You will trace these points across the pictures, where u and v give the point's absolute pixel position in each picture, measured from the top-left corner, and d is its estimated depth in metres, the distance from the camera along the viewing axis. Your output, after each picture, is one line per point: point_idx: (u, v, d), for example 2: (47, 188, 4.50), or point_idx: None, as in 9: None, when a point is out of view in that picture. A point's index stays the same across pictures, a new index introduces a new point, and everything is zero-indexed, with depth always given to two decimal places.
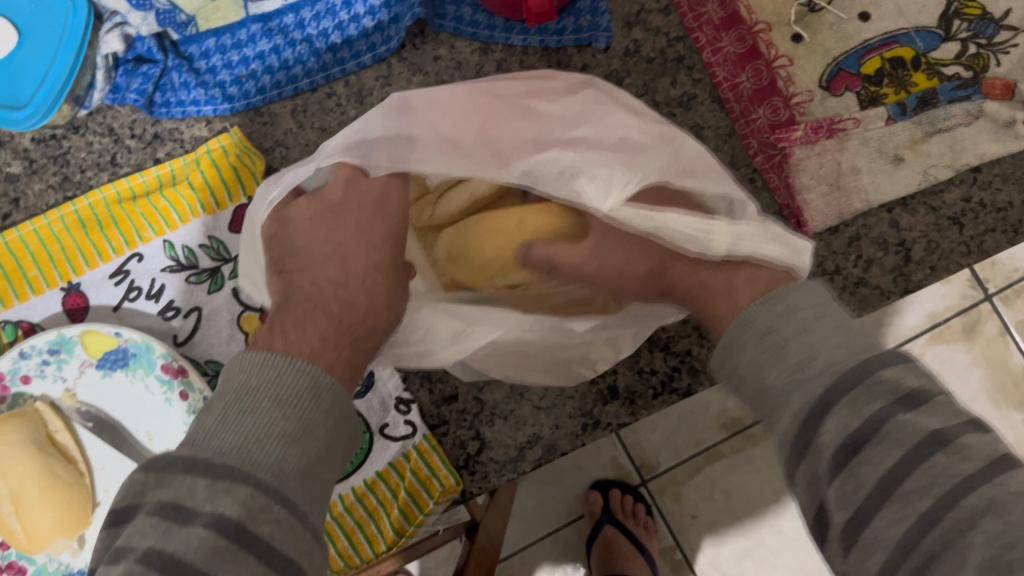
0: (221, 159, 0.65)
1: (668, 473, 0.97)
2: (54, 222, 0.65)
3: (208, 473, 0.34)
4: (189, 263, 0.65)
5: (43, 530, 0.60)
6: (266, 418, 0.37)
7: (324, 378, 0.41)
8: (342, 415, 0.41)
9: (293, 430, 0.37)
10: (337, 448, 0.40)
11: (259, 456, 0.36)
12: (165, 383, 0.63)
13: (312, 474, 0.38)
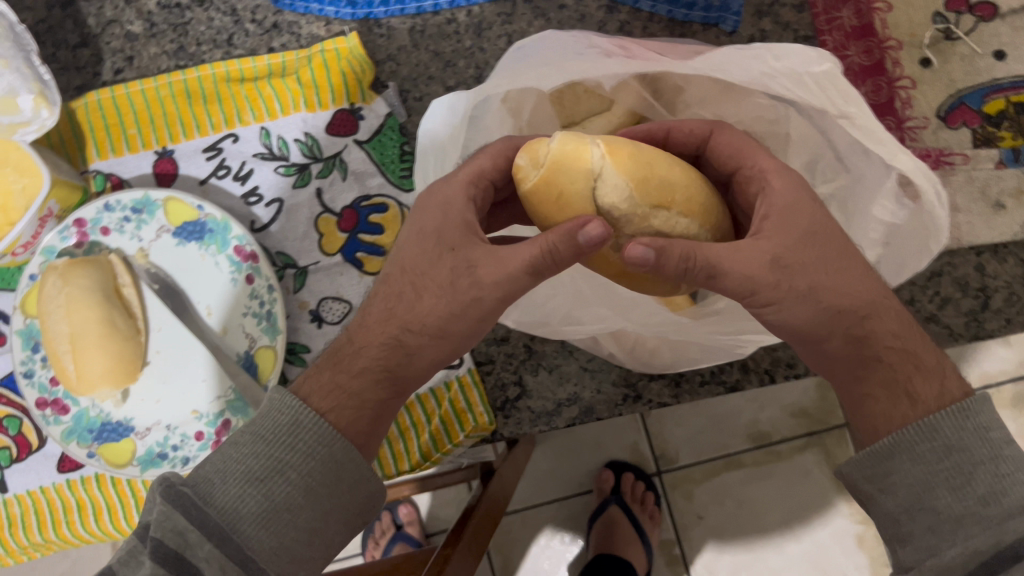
0: (333, 61, 0.65)
1: (685, 470, 1.11)
2: (161, 87, 0.67)
3: (174, 502, 0.39)
4: (280, 155, 0.67)
5: (93, 374, 0.62)
6: (245, 458, 0.41)
7: (311, 417, 0.43)
8: (341, 465, 0.43)
9: (258, 471, 0.41)
10: (342, 486, 0.43)
11: (215, 495, 0.40)
12: (235, 264, 0.65)
13: (272, 522, 0.40)
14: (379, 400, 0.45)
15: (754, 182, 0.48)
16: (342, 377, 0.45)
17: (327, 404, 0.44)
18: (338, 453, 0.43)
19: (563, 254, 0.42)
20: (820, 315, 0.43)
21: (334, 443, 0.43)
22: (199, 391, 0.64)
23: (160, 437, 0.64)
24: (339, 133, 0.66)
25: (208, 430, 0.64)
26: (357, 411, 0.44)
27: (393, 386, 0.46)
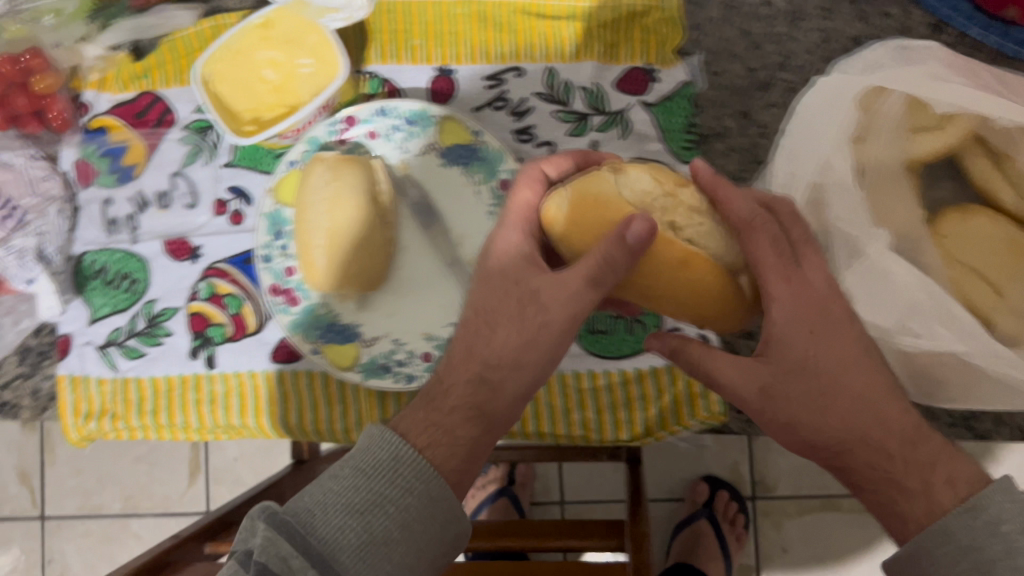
0: (640, 15, 0.63)
1: (783, 499, 0.95)
2: (457, 6, 0.66)
3: (266, 519, 0.38)
4: (562, 100, 0.64)
5: (342, 271, 0.62)
6: (345, 491, 0.41)
7: (411, 453, 0.42)
8: (436, 502, 0.42)
9: (360, 504, 0.40)
10: (435, 527, 0.42)
11: (318, 526, 0.39)
12: (496, 198, 0.64)
13: (370, 554, 0.39)
14: (474, 439, 0.45)
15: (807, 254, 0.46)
16: (436, 415, 0.45)
17: (424, 442, 0.44)
18: (436, 491, 0.42)
19: (620, 262, 0.43)
20: (801, 312, 0.44)
21: (432, 483, 0.42)
22: (434, 315, 0.65)
23: (384, 350, 0.65)
24: (628, 91, 0.63)
25: (436, 353, 0.65)
26: (447, 447, 0.44)
27: (482, 428, 0.45)
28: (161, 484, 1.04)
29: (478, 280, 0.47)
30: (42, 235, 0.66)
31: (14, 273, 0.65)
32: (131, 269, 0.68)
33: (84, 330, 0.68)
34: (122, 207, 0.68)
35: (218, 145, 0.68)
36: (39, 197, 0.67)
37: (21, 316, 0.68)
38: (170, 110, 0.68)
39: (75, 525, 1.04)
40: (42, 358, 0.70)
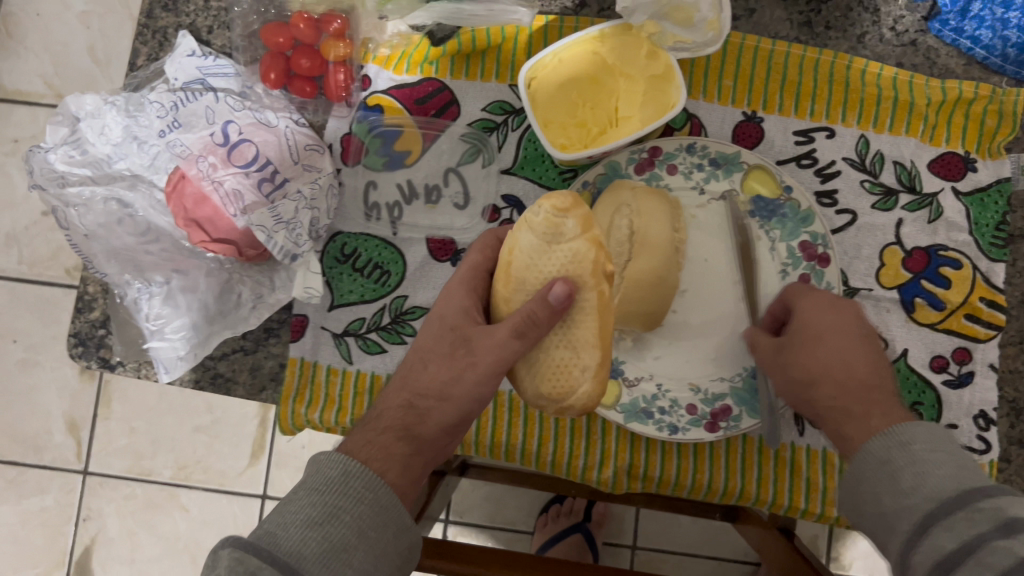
0: (970, 101, 0.62)
1: None
2: (778, 53, 0.63)
3: (238, 546, 0.37)
4: (871, 170, 0.63)
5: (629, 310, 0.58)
6: (304, 508, 0.40)
7: (360, 467, 0.42)
8: (387, 510, 0.41)
9: (318, 516, 0.39)
10: (385, 535, 0.41)
11: (283, 540, 0.38)
12: (792, 258, 0.62)
13: (333, 561, 0.38)
14: (413, 463, 0.45)
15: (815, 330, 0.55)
16: (372, 434, 0.45)
17: (365, 456, 0.43)
18: (385, 498, 0.41)
19: (542, 320, 0.42)
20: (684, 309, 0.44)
21: (380, 488, 0.42)
22: (703, 366, 0.62)
23: (647, 394, 0.61)
24: (942, 174, 0.63)
25: (701, 406, 0.61)
26: (388, 459, 0.44)
27: (413, 441, 0.45)
28: (218, 457, 0.95)
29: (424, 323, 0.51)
30: (312, 205, 0.63)
31: (281, 243, 0.61)
32: (384, 259, 0.64)
33: (320, 316, 0.64)
34: (386, 193, 0.66)
35: (500, 149, 0.64)
36: (302, 166, 0.63)
37: (261, 291, 0.64)
38: (455, 104, 0.65)
39: (118, 486, 0.94)
40: (268, 335, 0.65)
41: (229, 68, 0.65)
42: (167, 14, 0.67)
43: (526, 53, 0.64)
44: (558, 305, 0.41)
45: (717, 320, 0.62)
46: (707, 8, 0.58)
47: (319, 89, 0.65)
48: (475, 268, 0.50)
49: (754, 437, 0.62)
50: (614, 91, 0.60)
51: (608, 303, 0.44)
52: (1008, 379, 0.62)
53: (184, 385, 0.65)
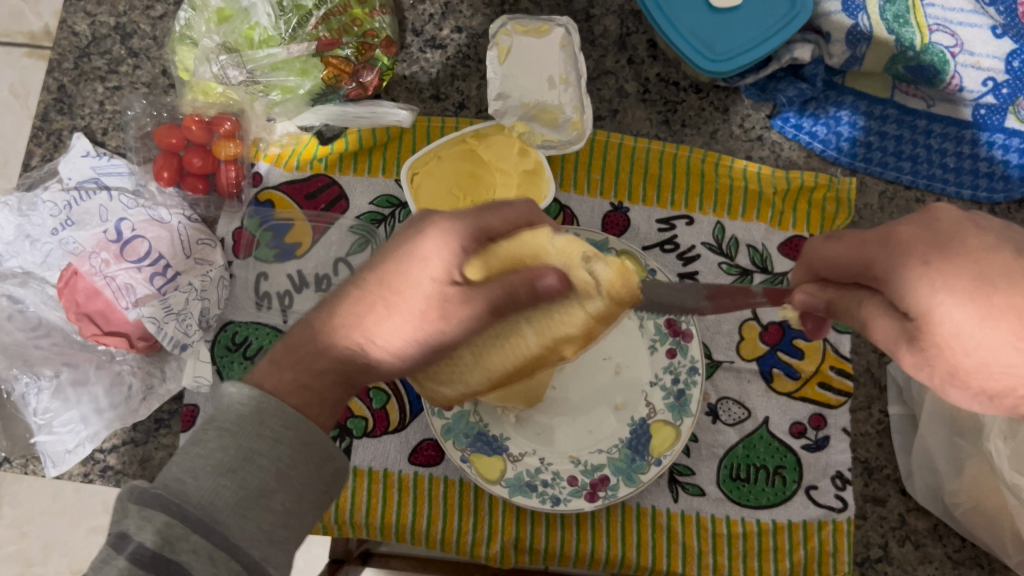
0: (813, 188, 0.69)
1: None
2: (640, 149, 0.71)
3: (137, 498, 0.35)
4: (727, 252, 0.69)
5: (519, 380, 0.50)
6: (215, 450, 0.38)
7: (276, 403, 0.39)
8: (308, 446, 0.40)
9: (232, 462, 0.38)
10: (309, 469, 0.40)
11: (191, 491, 0.36)
12: (659, 334, 0.67)
13: (249, 509, 0.37)
14: (336, 399, 0.42)
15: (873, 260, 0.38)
16: (308, 375, 0.41)
17: (297, 401, 0.40)
18: (307, 437, 0.40)
19: (520, 298, 0.41)
20: (908, 243, 0.37)
21: (301, 426, 0.40)
22: (582, 440, 0.66)
23: (531, 468, 0.64)
24: (793, 256, 0.69)
25: (581, 478, 0.64)
26: (311, 397, 0.41)
27: (348, 385, 0.42)
28: None
29: (401, 229, 0.43)
30: (202, 296, 0.65)
31: (170, 333, 0.63)
32: (275, 346, 0.66)
33: (211, 403, 0.64)
34: (276, 283, 0.68)
35: (387, 240, 0.67)
36: (194, 260, 0.66)
37: (151, 381, 0.65)
38: (344, 198, 0.68)
39: None
40: (158, 427, 0.65)
41: (123, 167, 0.68)
42: (61, 117, 0.70)
43: (409, 151, 0.69)
44: (543, 294, 0.40)
45: (595, 396, 0.67)
46: (570, 110, 0.64)
47: (211, 186, 0.68)
48: (481, 224, 0.43)
49: (633, 506, 0.66)
50: (491, 185, 0.64)
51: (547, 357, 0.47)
52: (861, 442, 0.68)
53: (75, 478, 0.65)
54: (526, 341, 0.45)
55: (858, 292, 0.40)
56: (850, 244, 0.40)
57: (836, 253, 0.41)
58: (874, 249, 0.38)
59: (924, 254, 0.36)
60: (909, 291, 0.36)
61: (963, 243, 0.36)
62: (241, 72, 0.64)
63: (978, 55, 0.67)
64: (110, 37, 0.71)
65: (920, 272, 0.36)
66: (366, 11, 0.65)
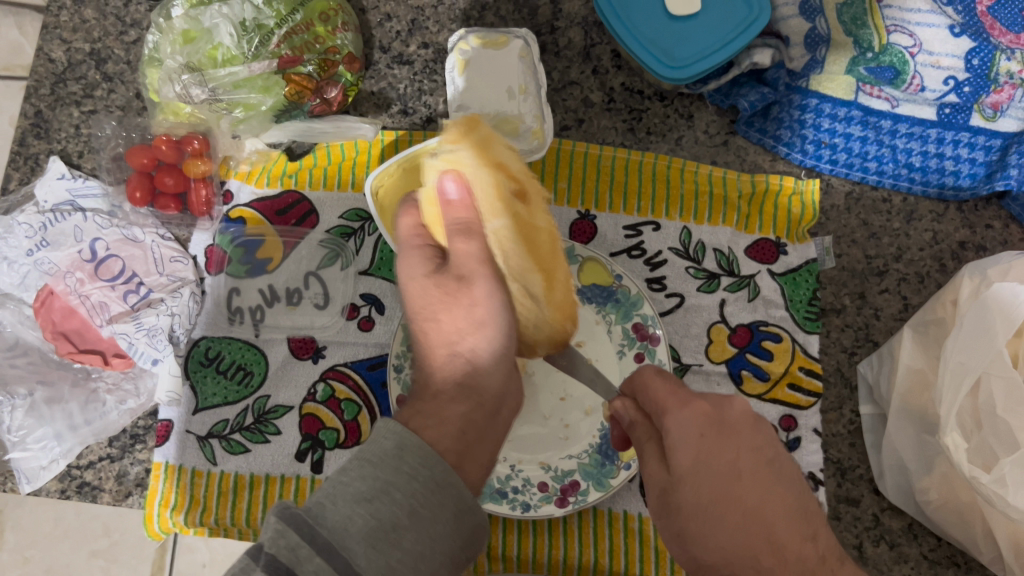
0: (777, 192, 0.70)
1: None
2: (605, 157, 0.71)
3: (279, 517, 0.36)
4: (695, 257, 0.69)
5: (546, 248, 0.50)
6: (354, 481, 0.39)
7: (417, 441, 0.41)
8: (443, 489, 0.40)
9: (368, 492, 0.38)
10: (445, 515, 0.40)
11: (327, 516, 0.37)
12: (628, 340, 0.67)
13: (377, 541, 0.37)
14: (467, 416, 0.45)
15: (709, 433, 0.44)
16: (425, 407, 0.45)
17: (417, 427, 0.43)
18: (441, 474, 0.40)
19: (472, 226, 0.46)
20: (692, 419, 0.44)
21: (437, 466, 0.40)
22: (553, 447, 0.66)
23: (501, 475, 0.64)
24: (759, 259, 0.69)
25: (552, 484, 0.65)
26: (437, 421, 0.43)
27: (474, 403, 0.45)
28: None
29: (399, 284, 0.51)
30: (172, 313, 0.66)
31: (143, 350, 0.65)
32: (247, 360, 0.67)
33: (185, 420, 0.65)
34: (248, 298, 0.70)
35: (357, 253, 0.69)
36: (167, 277, 0.68)
37: (125, 397, 0.66)
38: (314, 212, 0.69)
39: None
40: (134, 442, 0.66)
41: (98, 189, 0.70)
42: (38, 141, 0.72)
43: (377, 165, 0.70)
44: (460, 199, 0.46)
45: (566, 403, 0.68)
46: (530, 121, 0.65)
47: (183, 206, 0.69)
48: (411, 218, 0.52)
49: (604, 511, 0.66)
50: None
51: (531, 223, 0.49)
52: (832, 442, 0.67)
53: (52, 495, 0.65)
54: (497, 228, 0.48)
55: (655, 427, 0.48)
56: (663, 386, 0.47)
57: (665, 402, 0.46)
58: (671, 404, 0.46)
59: (700, 429, 0.44)
60: (691, 455, 0.43)
61: (737, 435, 0.44)
62: (204, 90, 0.65)
63: (938, 54, 0.68)
64: (84, 63, 0.73)
65: (697, 442, 0.43)
66: (329, 29, 0.68)
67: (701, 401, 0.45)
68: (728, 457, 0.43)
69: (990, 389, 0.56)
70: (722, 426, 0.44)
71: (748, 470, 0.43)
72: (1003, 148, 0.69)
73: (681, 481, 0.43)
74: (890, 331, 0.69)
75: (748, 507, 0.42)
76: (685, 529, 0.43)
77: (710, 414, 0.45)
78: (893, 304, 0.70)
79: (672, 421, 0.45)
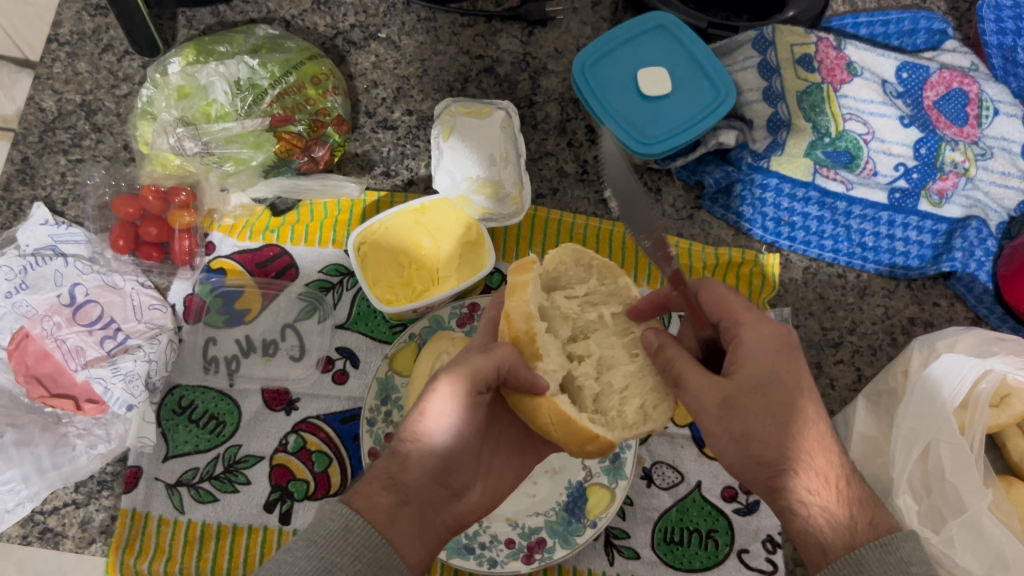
0: (739, 264, 0.74)
1: None
2: (578, 226, 0.75)
3: None
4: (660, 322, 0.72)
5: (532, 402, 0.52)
6: (300, 561, 0.42)
7: (361, 526, 0.44)
8: (387, 571, 0.44)
9: (313, 572, 0.42)
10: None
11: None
12: None
13: None
14: (414, 529, 0.46)
15: (763, 352, 0.49)
16: (378, 484, 0.47)
17: (364, 513, 0.45)
18: (382, 559, 0.44)
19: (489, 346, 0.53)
20: (769, 336, 0.50)
21: (380, 550, 0.44)
22: (521, 503, 0.67)
23: (469, 530, 0.65)
24: None
25: (519, 540, 0.66)
26: (383, 517, 0.45)
27: (404, 496, 0.47)
28: None
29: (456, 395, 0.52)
30: (149, 359, 0.66)
31: (118, 395, 0.64)
32: (220, 410, 0.67)
33: (154, 467, 0.65)
34: (225, 347, 0.70)
35: (335, 307, 0.70)
36: (146, 325, 0.68)
37: (95, 442, 0.65)
38: (294, 266, 0.71)
39: None
40: (101, 488, 0.66)
41: (81, 236, 0.71)
42: (23, 187, 0.73)
43: (358, 223, 0.72)
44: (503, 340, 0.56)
45: (534, 460, 0.69)
46: (509, 187, 0.69)
47: (165, 255, 0.71)
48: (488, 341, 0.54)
49: (569, 569, 0.67)
50: (432, 254, 0.68)
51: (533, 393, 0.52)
52: None
53: (12, 541, 0.65)
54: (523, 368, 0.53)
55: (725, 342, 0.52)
56: (744, 304, 0.52)
57: (756, 314, 0.51)
58: (749, 320, 0.50)
59: (771, 344, 0.49)
60: (752, 367, 0.49)
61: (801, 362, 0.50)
62: (197, 144, 0.68)
63: (889, 142, 0.73)
64: (74, 113, 0.75)
65: (770, 357, 0.49)
66: (319, 92, 0.71)
67: (765, 323, 0.50)
68: (786, 370, 0.49)
69: (939, 456, 0.58)
70: (779, 348, 0.49)
71: (789, 376, 0.49)
72: (947, 232, 0.74)
73: (745, 386, 0.48)
74: (844, 400, 0.72)
75: (826, 438, 0.48)
76: (744, 424, 0.48)
77: (758, 325, 0.50)
78: (848, 374, 0.73)
79: (746, 344, 0.49)
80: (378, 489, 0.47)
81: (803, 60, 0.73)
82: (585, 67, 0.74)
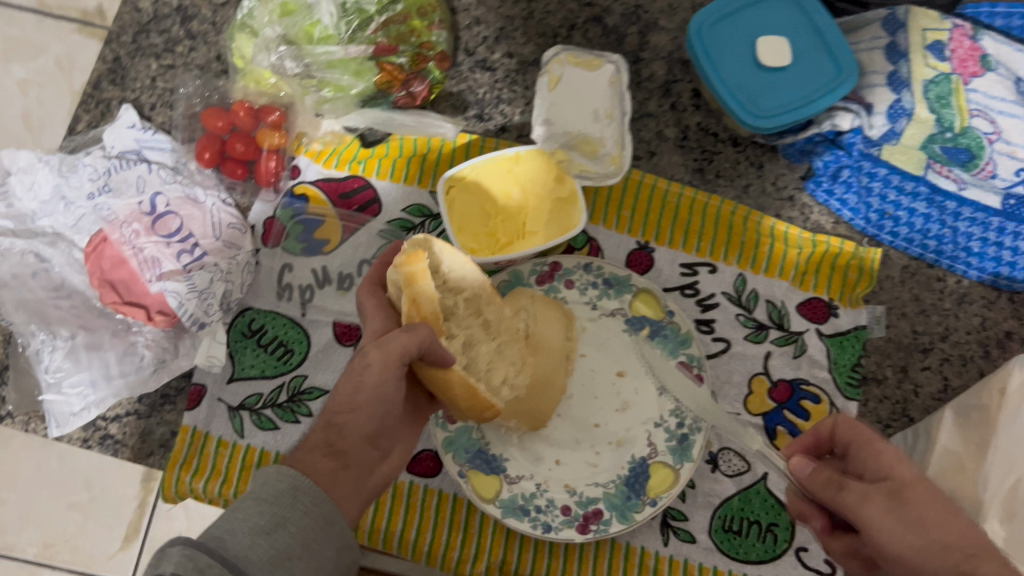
0: (837, 254, 0.70)
1: None
2: (672, 194, 0.72)
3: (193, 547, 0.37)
4: (746, 305, 0.70)
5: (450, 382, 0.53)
6: (250, 515, 0.40)
7: (310, 484, 0.43)
8: (330, 526, 0.43)
9: (266, 525, 0.40)
10: (331, 549, 0.43)
11: (228, 544, 0.39)
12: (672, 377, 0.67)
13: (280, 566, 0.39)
14: (349, 486, 0.47)
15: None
16: (318, 450, 0.47)
17: (314, 477, 0.45)
18: (329, 514, 0.43)
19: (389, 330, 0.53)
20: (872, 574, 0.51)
21: (327, 505, 0.43)
22: (581, 471, 0.65)
23: (526, 492, 0.64)
24: (811, 317, 0.69)
25: (575, 509, 0.64)
26: (331, 481, 0.46)
27: (343, 461, 0.47)
28: None
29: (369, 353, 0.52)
30: (227, 278, 0.65)
31: (191, 311, 0.63)
32: (289, 338, 0.66)
33: (219, 387, 0.65)
34: (300, 276, 0.68)
35: None
36: (222, 242, 0.66)
37: (163, 356, 0.65)
38: (377, 202, 0.69)
39: None
40: (163, 402, 0.66)
41: (166, 143, 0.70)
42: (112, 87, 0.72)
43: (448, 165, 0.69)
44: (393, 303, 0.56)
45: (599, 431, 0.66)
46: (611, 146, 0.67)
47: (249, 173, 0.69)
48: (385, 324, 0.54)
49: (622, 544, 0.66)
50: (522, 206, 0.65)
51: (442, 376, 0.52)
52: None
53: (74, 442, 0.67)
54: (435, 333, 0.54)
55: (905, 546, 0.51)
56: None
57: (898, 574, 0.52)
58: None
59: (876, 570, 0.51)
60: None
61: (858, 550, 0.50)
62: (297, 64, 0.67)
63: (1016, 145, 0.64)
64: (170, 17, 0.73)
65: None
66: (425, 24, 0.68)
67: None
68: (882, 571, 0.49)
69: None
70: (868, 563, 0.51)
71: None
72: None
73: None
74: (927, 409, 0.69)
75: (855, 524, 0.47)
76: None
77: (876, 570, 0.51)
78: (934, 382, 0.70)
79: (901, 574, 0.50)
80: (310, 455, 0.47)
81: (934, 47, 0.66)
82: (703, 28, 0.70)
